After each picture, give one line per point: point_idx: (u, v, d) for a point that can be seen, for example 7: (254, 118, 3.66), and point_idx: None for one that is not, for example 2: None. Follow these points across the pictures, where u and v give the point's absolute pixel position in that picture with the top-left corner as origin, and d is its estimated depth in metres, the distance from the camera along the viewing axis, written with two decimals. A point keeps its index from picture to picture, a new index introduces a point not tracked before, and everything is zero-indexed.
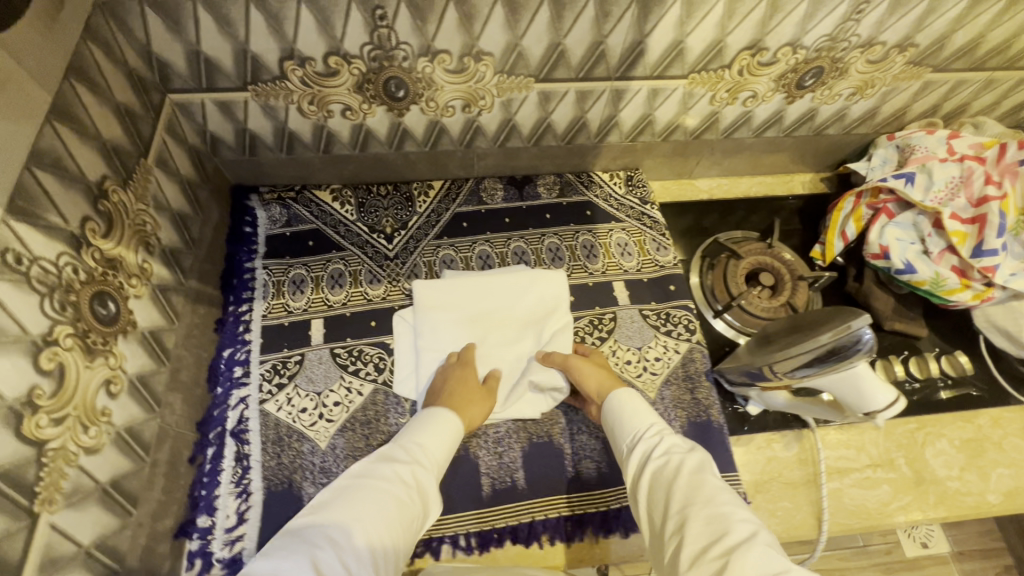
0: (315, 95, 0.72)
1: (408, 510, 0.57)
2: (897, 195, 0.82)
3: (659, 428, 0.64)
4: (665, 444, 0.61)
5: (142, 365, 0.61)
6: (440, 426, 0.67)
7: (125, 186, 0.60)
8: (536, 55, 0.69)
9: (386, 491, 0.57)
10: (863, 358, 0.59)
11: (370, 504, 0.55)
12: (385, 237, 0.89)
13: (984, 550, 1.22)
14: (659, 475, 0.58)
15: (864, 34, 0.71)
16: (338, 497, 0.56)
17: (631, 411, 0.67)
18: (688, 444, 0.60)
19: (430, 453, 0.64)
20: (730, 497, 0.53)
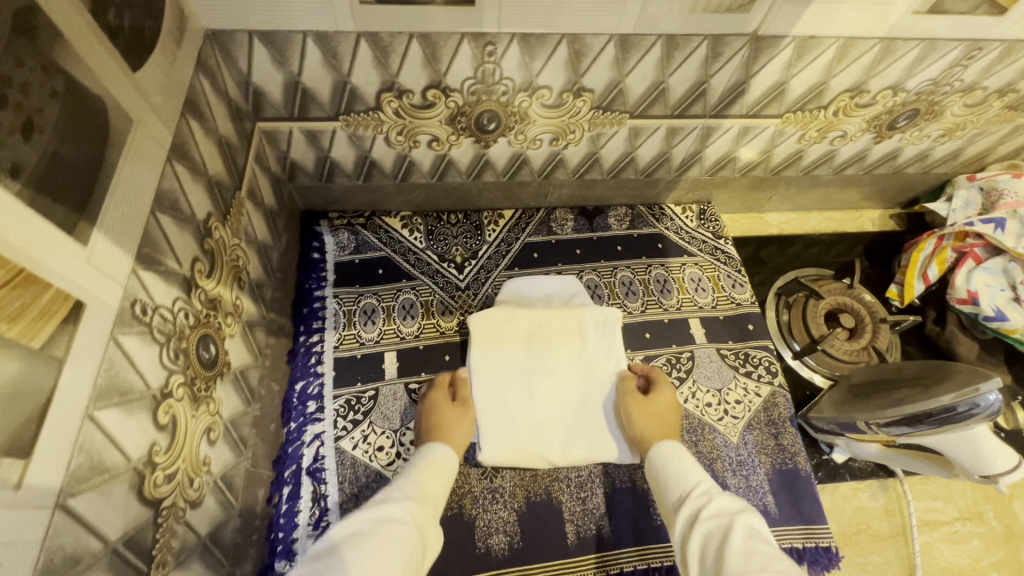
0: (405, 126, 0.70)
1: (416, 545, 0.53)
2: (985, 240, 0.80)
3: (709, 486, 0.58)
4: (713, 505, 0.55)
5: (233, 407, 0.59)
6: (435, 464, 0.64)
7: (225, 221, 0.58)
8: (636, 92, 0.68)
9: (391, 528, 0.53)
10: (983, 423, 0.57)
11: (376, 546, 0.50)
12: (455, 267, 0.87)
13: None
14: (711, 539, 0.52)
15: (969, 79, 0.70)
16: (342, 542, 0.51)
17: (682, 466, 0.62)
18: (735, 503, 0.55)
19: (433, 496, 0.61)
20: (784, 566, 0.46)
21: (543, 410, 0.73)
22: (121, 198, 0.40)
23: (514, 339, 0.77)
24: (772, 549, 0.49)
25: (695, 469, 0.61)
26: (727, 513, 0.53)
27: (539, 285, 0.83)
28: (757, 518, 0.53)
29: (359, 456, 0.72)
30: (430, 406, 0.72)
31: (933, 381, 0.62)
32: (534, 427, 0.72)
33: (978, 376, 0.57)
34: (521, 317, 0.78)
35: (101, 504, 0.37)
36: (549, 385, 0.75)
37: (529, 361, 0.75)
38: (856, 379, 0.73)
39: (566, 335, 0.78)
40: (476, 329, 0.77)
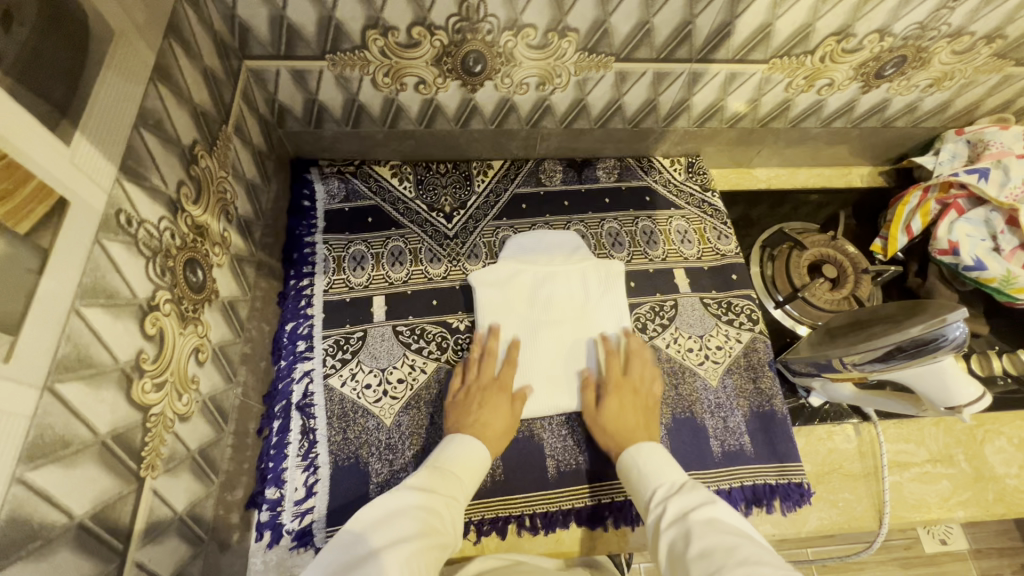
0: (392, 67, 0.70)
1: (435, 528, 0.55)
2: (968, 191, 0.81)
3: (668, 490, 0.60)
4: (672, 511, 0.56)
5: (223, 335, 0.60)
6: (469, 450, 0.65)
7: (211, 152, 0.59)
8: (621, 33, 0.68)
9: (408, 520, 0.55)
10: (950, 355, 0.58)
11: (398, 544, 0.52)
12: (444, 216, 0.88)
13: (1001, 548, 1.29)
14: (674, 546, 0.53)
15: (956, 23, 0.70)
16: (351, 541, 0.52)
17: (648, 468, 0.63)
18: (698, 503, 0.56)
19: (463, 485, 0.62)
20: (749, 556, 0.48)
21: (554, 354, 0.76)
22: (104, 107, 0.41)
23: (517, 292, 0.79)
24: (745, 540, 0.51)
25: (662, 468, 0.63)
26: (685, 515, 0.55)
27: (540, 243, 0.84)
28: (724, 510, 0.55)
29: (347, 392, 0.74)
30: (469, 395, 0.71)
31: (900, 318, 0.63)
32: (532, 370, 0.75)
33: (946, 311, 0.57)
34: (524, 274, 0.80)
35: (90, 396, 0.39)
36: (553, 334, 0.77)
37: (531, 313, 0.78)
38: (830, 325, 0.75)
39: (570, 282, 0.80)
40: (478, 285, 0.78)
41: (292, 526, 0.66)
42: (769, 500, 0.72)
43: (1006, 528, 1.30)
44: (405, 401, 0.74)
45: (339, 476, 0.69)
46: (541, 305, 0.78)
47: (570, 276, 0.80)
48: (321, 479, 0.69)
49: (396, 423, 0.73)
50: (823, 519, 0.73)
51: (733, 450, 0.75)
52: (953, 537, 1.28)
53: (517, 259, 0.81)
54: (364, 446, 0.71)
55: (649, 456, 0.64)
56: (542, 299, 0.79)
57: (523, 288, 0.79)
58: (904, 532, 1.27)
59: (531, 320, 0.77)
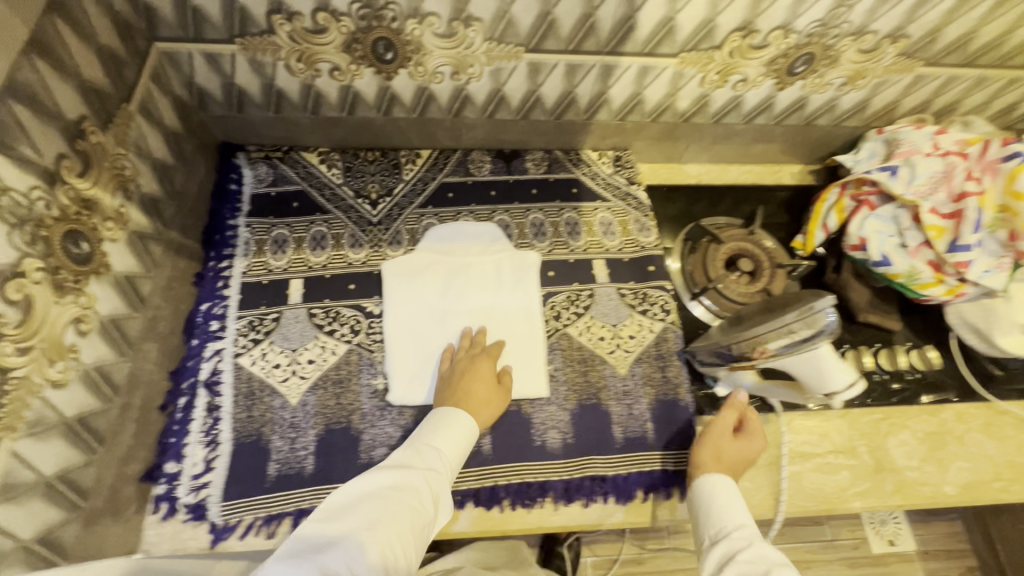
0: (303, 52, 0.72)
1: (418, 507, 0.57)
2: (879, 187, 0.82)
3: (750, 531, 0.62)
4: (752, 550, 0.59)
5: (116, 308, 0.61)
6: (455, 426, 0.66)
7: (105, 128, 0.60)
8: (525, 24, 0.69)
9: (382, 501, 0.57)
10: (824, 342, 0.59)
11: (381, 514, 0.55)
12: (369, 203, 0.89)
13: (948, 551, 1.33)
14: None
15: (856, 21, 0.72)
16: (321, 523, 0.54)
17: (724, 505, 0.65)
18: (760, 556, 0.58)
19: (445, 457, 0.64)
20: None
21: (460, 342, 0.78)
22: None
23: (429, 281, 0.81)
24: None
25: (737, 510, 0.64)
26: (754, 561, 0.57)
27: (461, 233, 0.87)
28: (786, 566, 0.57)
29: (256, 371, 0.75)
30: (472, 373, 0.73)
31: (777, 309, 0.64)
32: (441, 355, 0.77)
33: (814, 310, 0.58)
34: (439, 263, 0.83)
35: None
36: (461, 322, 0.80)
37: (443, 302, 0.81)
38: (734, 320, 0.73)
39: (484, 272, 0.83)
40: (390, 273, 0.82)
41: (188, 500, 0.68)
42: (666, 486, 0.74)
43: (952, 531, 1.36)
44: (312, 381, 0.75)
45: (239, 452, 0.70)
46: (452, 295, 0.81)
47: (484, 267, 0.84)
48: (220, 455, 0.70)
49: (301, 402, 0.74)
50: None
51: (635, 437, 0.76)
52: (901, 537, 1.33)
53: (434, 248, 0.85)
54: (268, 424, 0.72)
55: (731, 496, 0.66)
56: (455, 289, 0.82)
57: (435, 278, 0.82)
58: (853, 532, 1.32)
59: (441, 308, 0.80)
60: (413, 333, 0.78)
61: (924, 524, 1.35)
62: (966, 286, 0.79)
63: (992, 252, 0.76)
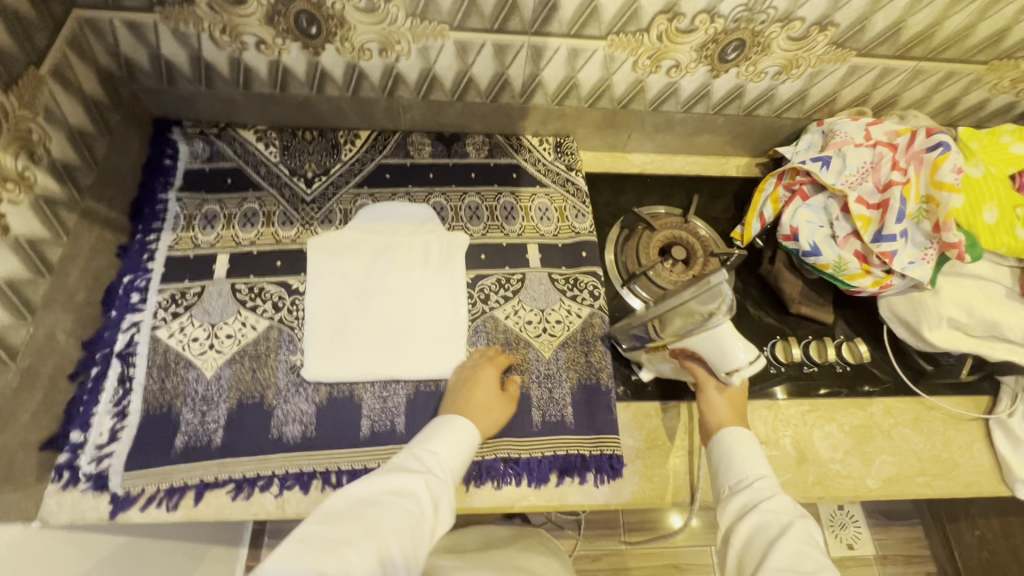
0: (226, 23, 0.71)
1: (419, 515, 0.53)
2: (812, 177, 0.82)
3: (771, 483, 0.60)
4: (776, 501, 0.57)
5: (15, 271, 0.61)
6: (455, 433, 0.64)
7: (7, 89, 0.59)
8: (446, 0, 0.69)
9: (381, 507, 0.52)
10: (724, 318, 0.59)
11: (383, 520, 0.51)
12: (304, 182, 0.89)
13: (908, 556, 1.32)
14: (763, 531, 0.55)
15: (780, 6, 0.71)
16: (316, 526, 0.49)
17: (741, 454, 0.62)
18: (788, 508, 0.57)
19: (441, 461, 0.60)
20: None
21: (380, 321, 0.78)
22: None
23: (355, 259, 0.81)
24: (810, 545, 0.53)
25: (756, 460, 0.62)
26: (782, 513, 0.56)
27: (391, 213, 0.87)
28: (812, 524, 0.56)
29: (173, 344, 0.75)
30: (475, 380, 0.72)
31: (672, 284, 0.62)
32: (362, 332, 0.77)
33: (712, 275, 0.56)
34: (367, 242, 0.83)
35: None
36: (383, 302, 0.79)
37: (368, 280, 0.80)
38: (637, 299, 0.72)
39: (411, 252, 0.83)
40: (315, 251, 0.81)
41: (90, 469, 0.67)
42: (582, 472, 0.73)
43: (915, 536, 1.35)
44: (229, 356, 0.75)
45: (148, 424, 0.70)
46: (377, 274, 0.81)
47: (412, 248, 0.84)
48: (128, 427, 0.69)
49: (215, 376, 0.73)
50: (635, 492, 0.73)
51: (553, 421, 0.75)
52: (860, 541, 1.32)
53: (363, 227, 0.84)
54: (180, 397, 0.72)
55: (745, 446, 0.63)
56: (380, 269, 0.81)
57: (362, 256, 0.82)
58: None
59: (363, 287, 0.80)
60: (334, 310, 0.78)
61: (885, 528, 1.34)
62: (893, 278, 0.78)
63: (916, 244, 0.76)
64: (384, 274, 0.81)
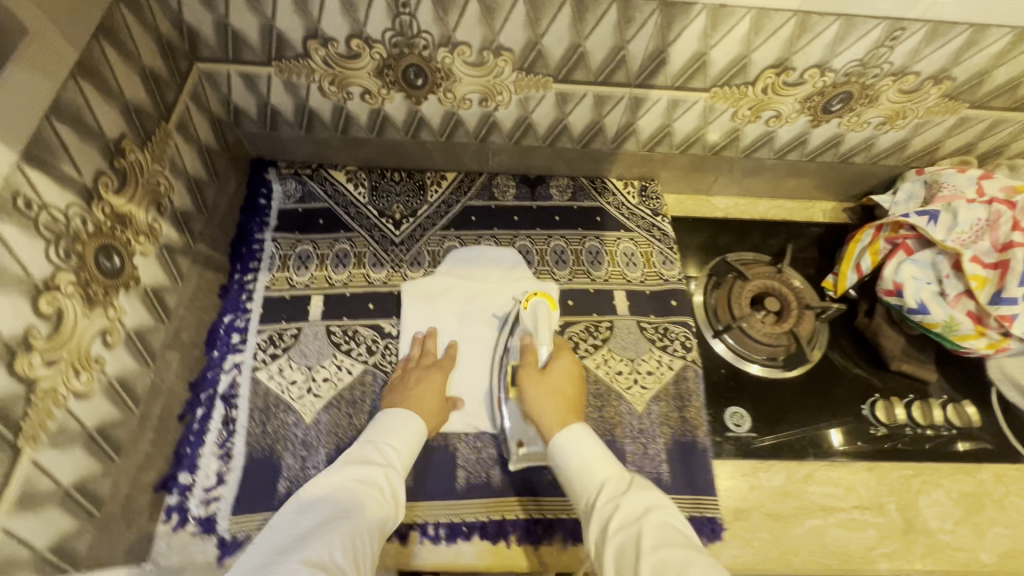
0: (336, 76, 0.73)
1: (376, 499, 0.60)
2: (917, 232, 0.79)
3: (613, 485, 0.60)
4: (620, 508, 0.57)
5: (142, 320, 0.63)
6: (406, 422, 0.69)
7: (143, 146, 0.62)
8: (555, 55, 0.69)
9: (343, 497, 0.59)
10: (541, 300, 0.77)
11: (337, 512, 0.57)
12: (393, 223, 0.90)
13: None
14: (624, 549, 0.53)
15: (898, 62, 0.69)
16: (285, 525, 0.56)
17: (590, 461, 0.63)
18: (642, 502, 0.57)
19: (402, 453, 0.66)
20: (698, 563, 0.49)
21: (472, 373, 0.79)
22: (8, 98, 0.44)
23: (446, 307, 0.82)
24: None
25: (601, 465, 0.63)
26: (636, 516, 0.55)
27: (479, 258, 0.87)
28: (675, 513, 0.56)
29: (273, 387, 0.76)
30: (420, 379, 0.74)
31: (525, 305, 0.77)
32: (455, 380, 0.78)
33: (540, 303, 0.77)
34: (458, 289, 0.84)
35: None
36: (474, 352, 0.80)
37: (459, 327, 0.81)
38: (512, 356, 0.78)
39: (502, 301, 0.83)
40: (409, 298, 0.82)
41: (198, 513, 0.68)
42: None
43: None
44: (326, 400, 0.76)
45: (251, 467, 0.71)
46: (468, 324, 0.81)
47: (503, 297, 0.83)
48: (233, 470, 0.71)
49: (314, 421, 0.74)
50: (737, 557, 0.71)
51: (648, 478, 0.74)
52: None
53: (453, 274, 0.85)
54: (281, 440, 0.73)
55: (588, 447, 0.64)
56: (471, 318, 0.82)
57: (453, 305, 0.82)
58: None
59: (455, 337, 0.81)
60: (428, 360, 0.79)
61: None
62: (1010, 341, 0.75)
63: None
64: (474, 323, 0.81)
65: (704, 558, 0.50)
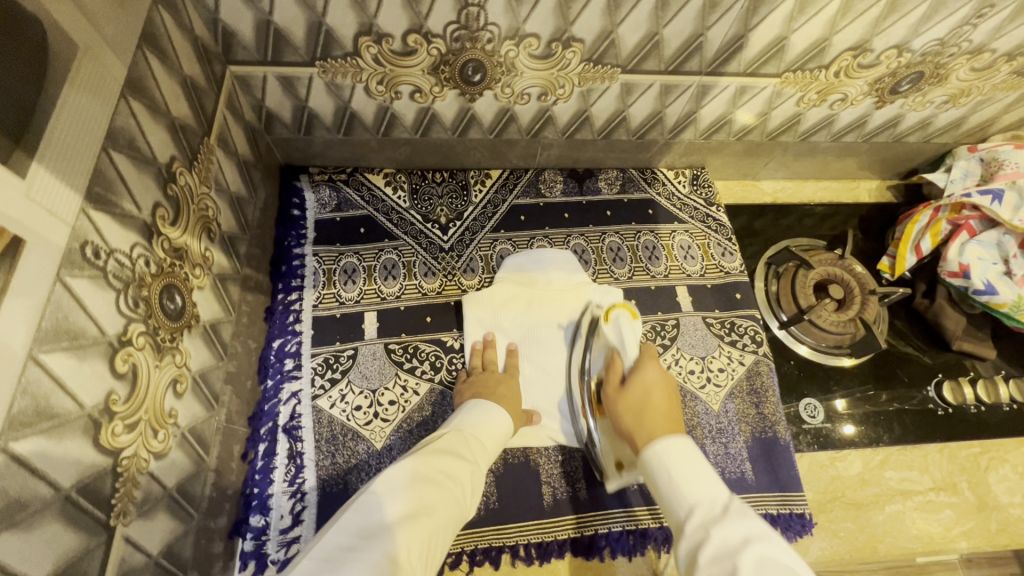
0: (386, 74, 0.66)
1: (458, 499, 0.52)
2: (981, 212, 0.79)
3: (705, 515, 0.49)
4: (711, 542, 0.46)
5: (204, 361, 0.57)
6: (493, 416, 0.63)
7: (190, 167, 0.55)
8: (628, 44, 0.64)
9: (433, 489, 0.51)
10: (619, 309, 0.71)
11: (425, 504, 0.49)
12: (439, 228, 0.84)
13: None
14: None
15: (977, 40, 0.67)
16: (373, 502, 0.48)
17: (679, 477, 0.52)
18: (740, 533, 0.46)
19: (484, 451, 0.59)
20: None
21: (545, 386, 0.74)
22: (65, 131, 0.37)
23: (510, 319, 0.77)
24: None
25: (693, 484, 0.52)
26: (730, 552, 0.44)
27: (541, 260, 0.81)
28: (782, 547, 0.44)
29: (336, 415, 0.71)
30: (492, 377, 0.70)
31: (605, 318, 0.71)
32: (526, 393, 0.74)
33: (621, 314, 0.71)
34: (521, 298, 0.79)
35: (51, 451, 0.36)
36: (543, 364, 0.76)
37: (526, 339, 0.77)
38: (595, 370, 0.72)
39: (567, 306, 0.78)
40: (471, 309, 0.78)
41: (278, 556, 0.64)
42: None
43: None
44: (396, 424, 0.72)
45: (327, 503, 0.67)
46: (535, 334, 0.77)
47: (568, 302, 0.78)
48: (308, 507, 0.66)
49: (386, 447, 0.70)
50: (825, 550, 0.72)
51: (734, 478, 0.73)
52: None
53: (514, 279, 0.80)
54: (354, 471, 0.69)
55: (678, 465, 0.53)
56: (539, 327, 0.77)
57: (516, 314, 0.78)
58: None
59: (524, 349, 0.76)
60: None
61: None
62: None
63: None
64: (542, 333, 0.77)
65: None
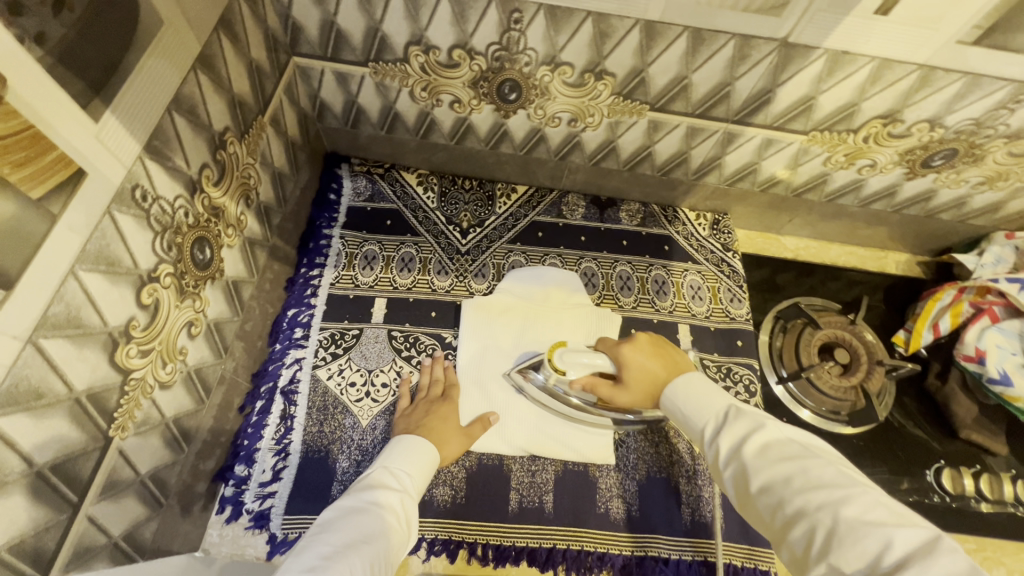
0: (430, 82, 0.72)
1: (396, 523, 0.55)
2: (1006, 299, 0.77)
3: (714, 420, 0.53)
4: (723, 446, 0.50)
5: (221, 312, 0.63)
6: (418, 447, 0.65)
7: (241, 138, 0.62)
8: (657, 84, 0.67)
9: (368, 517, 0.53)
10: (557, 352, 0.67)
11: (364, 530, 0.51)
12: (460, 231, 0.89)
13: None
14: (740, 482, 0.47)
15: (1015, 125, 0.66)
16: (315, 537, 0.50)
17: (686, 405, 0.56)
18: (745, 429, 0.49)
19: (414, 477, 0.62)
20: (824, 477, 0.42)
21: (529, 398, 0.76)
22: (138, 89, 0.43)
23: (507, 329, 0.80)
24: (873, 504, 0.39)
25: (699, 403, 0.55)
26: (738, 446, 0.48)
27: (543, 275, 0.84)
28: (779, 431, 0.48)
29: (332, 387, 0.75)
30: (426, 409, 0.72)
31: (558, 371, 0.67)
32: (507, 399, 0.76)
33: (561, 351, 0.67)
34: (520, 310, 0.82)
35: (71, 354, 0.41)
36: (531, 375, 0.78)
37: (519, 349, 0.79)
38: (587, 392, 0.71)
39: (564, 325, 0.81)
40: (472, 313, 0.81)
41: (253, 506, 0.68)
42: None
43: None
44: (384, 406, 0.75)
45: (305, 466, 0.71)
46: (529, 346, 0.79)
47: (564, 321, 0.81)
48: (288, 467, 0.71)
49: (370, 426, 0.74)
50: None
51: (703, 521, 0.72)
52: None
53: (516, 291, 0.83)
54: (337, 442, 0.72)
55: (683, 394, 0.57)
56: (533, 340, 0.80)
57: (512, 324, 0.81)
58: None
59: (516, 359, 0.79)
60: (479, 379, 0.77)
61: None
62: None
63: None
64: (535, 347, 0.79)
65: (819, 463, 0.44)
